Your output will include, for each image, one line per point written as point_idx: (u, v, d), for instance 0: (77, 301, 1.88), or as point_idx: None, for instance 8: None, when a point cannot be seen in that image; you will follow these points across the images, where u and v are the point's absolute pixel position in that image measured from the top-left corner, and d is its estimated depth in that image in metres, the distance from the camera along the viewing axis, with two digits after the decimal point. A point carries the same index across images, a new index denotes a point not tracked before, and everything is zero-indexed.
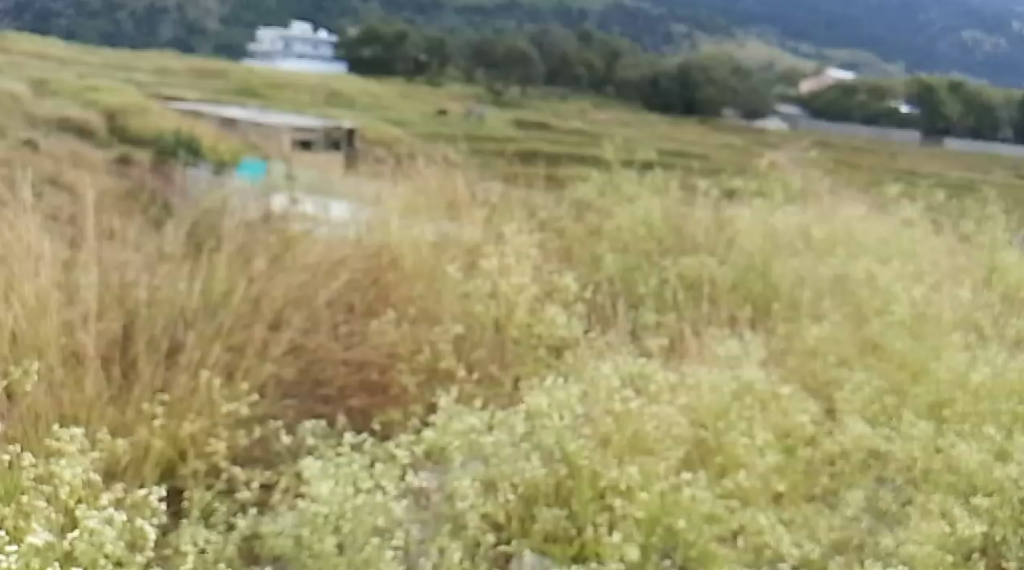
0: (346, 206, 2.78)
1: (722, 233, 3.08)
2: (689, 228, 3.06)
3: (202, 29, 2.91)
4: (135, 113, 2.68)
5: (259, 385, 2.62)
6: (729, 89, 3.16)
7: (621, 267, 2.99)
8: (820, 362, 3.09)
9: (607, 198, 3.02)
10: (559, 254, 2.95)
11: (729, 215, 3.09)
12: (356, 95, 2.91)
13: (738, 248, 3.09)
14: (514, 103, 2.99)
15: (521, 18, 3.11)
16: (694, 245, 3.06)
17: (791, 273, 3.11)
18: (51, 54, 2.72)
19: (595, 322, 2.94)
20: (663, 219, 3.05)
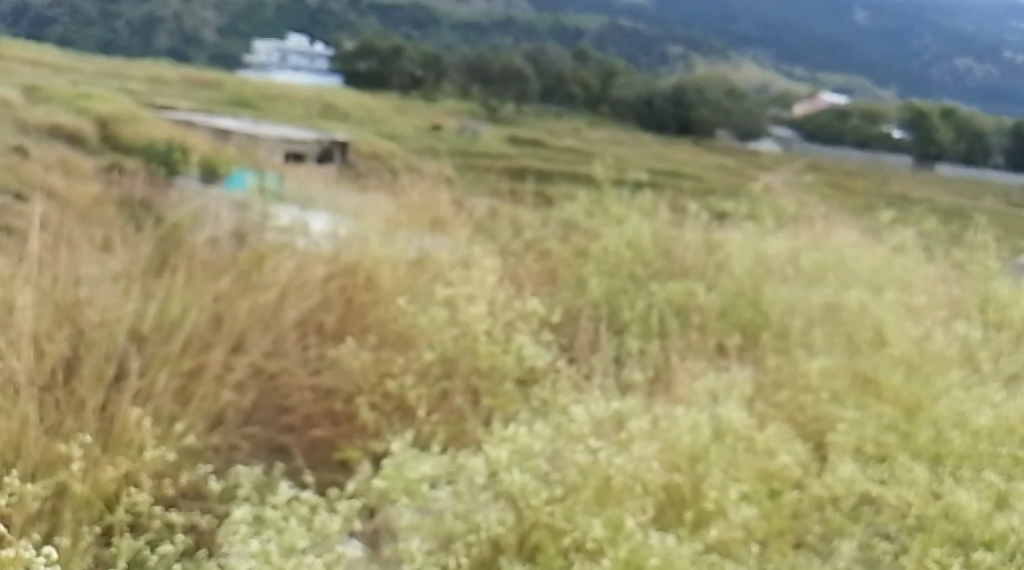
0: (327, 218, 2.72)
1: (713, 255, 3.02)
2: (678, 249, 3.01)
3: (198, 39, 2.92)
4: (128, 121, 2.66)
5: (214, 415, 2.40)
6: (723, 110, 3.16)
7: (606, 293, 2.89)
8: (811, 398, 2.86)
9: (595, 218, 2.97)
10: (543, 275, 2.87)
11: (720, 237, 3.05)
12: (350, 108, 2.89)
13: (728, 274, 3.00)
14: (509, 120, 2.97)
15: (517, 35, 3.14)
16: (683, 267, 2.99)
17: (779, 302, 3.01)
18: (44, 61, 2.71)
19: (573, 353, 2.80)
20: (653, 241, 2.99)
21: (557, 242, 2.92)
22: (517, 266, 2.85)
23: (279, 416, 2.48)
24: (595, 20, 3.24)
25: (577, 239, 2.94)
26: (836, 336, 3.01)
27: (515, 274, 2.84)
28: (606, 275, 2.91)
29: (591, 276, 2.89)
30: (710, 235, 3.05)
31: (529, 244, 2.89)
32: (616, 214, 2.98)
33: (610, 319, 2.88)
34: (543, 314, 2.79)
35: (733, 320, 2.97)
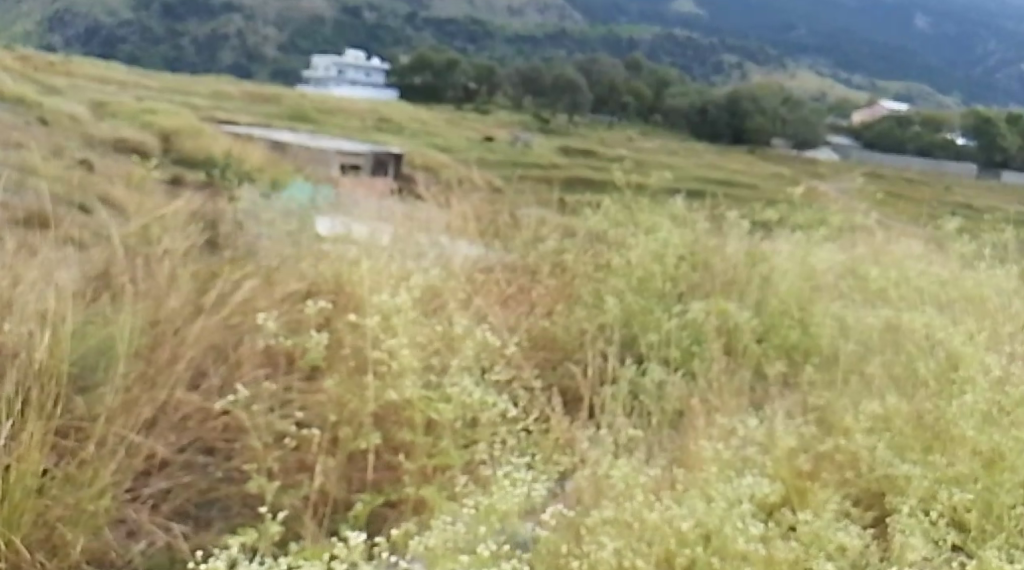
0: (362, 228, 2.79)
1: (757, 267, 2.97)
2: (720, 263, 2.97)
3: (260, 55, 3.01)
4: (190, 135, 2.77)
5: (86, 471, 2.09)
6: (779, 118, 3.14)
7: (630, 308, 2.77)
8: (861, 446, 2.30)
9: (631, 229, 2.93)
10: (559, 293, 2.86)
11: (760, 247, 3.02)
12: (404, 121, 2.94)
13: (773, 293, 2.89)
14: (561, 130, 2.99)
15: (570, 47, 3.18)
16: (725, 281, 2.96)
17: (823, 315, 2.83)
18: (112, 77, 2.83)
19: (567, 388, 2.64)
20: (695, 249, 2.95)
21: (576, 257, 2.90)
22: (526, 281, 2.86)
23: (223, 462, 2.32)
24: (649, 31, 3.28)
25: (598, 253, 2.92)
26: (900, 360, 2.71)
27: (526, 293, 2.84)
28: (626, 290, 2.79)
29: (619, 290, 2.79)
30: (753, 248, 3.02)
31: (547, 259, 2.90)
32: (647, 224, 2.93)
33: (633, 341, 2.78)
34: (552, 332, 2.74)
35: (777, 342, 2.81)
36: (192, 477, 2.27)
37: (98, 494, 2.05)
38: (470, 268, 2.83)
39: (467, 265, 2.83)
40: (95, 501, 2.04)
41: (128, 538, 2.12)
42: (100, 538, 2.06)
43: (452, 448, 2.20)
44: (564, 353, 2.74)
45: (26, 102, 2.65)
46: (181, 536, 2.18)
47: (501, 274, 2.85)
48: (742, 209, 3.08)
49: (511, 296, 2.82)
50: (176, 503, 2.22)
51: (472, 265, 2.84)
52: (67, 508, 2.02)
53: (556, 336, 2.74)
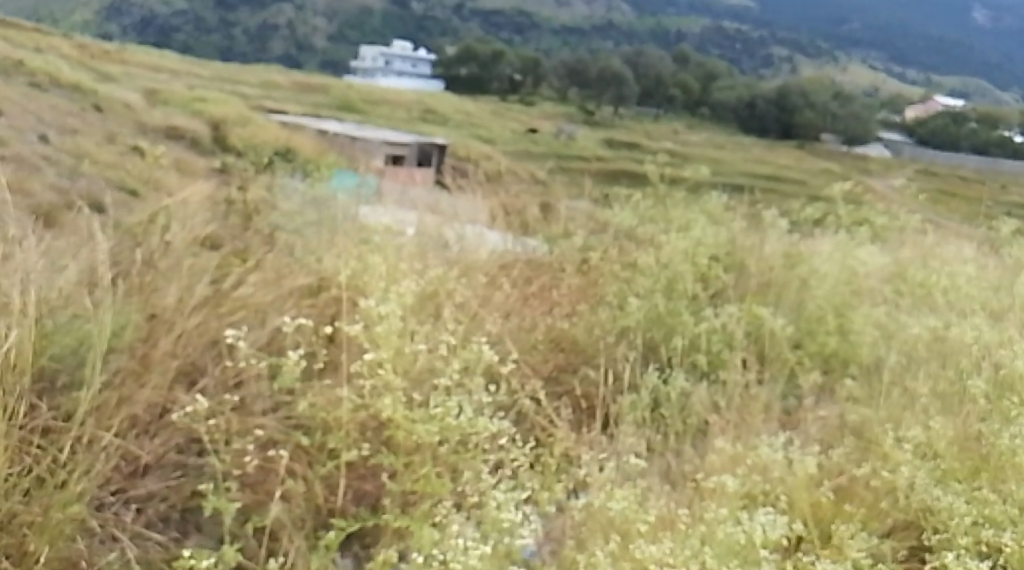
0: (392, 212, 2.75)
1: (796, 268, 2.84)
2: (753, 266, 2.85)
3: (309, 46, 3.06)
4: (238, 122, 2.81)
5: (71, 465, 1.88)
6: (829, 113, 3.10)
7: (653, 313, 2.63)
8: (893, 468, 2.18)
9: (664, 226, 2.85)
10: (577, 293, 2.69)
11: (797, 248, 2.91)
12: (449, 112, 2.96)
13: (811, 298, 2.74)
14: (606, 122, 2.99)
15: (618, 39, 3.19)
16: (760, 283, 2.83)
17: (864, 320, 2.69)
18: (163, 66, 2.91)
19: (581, 401, 2.47)
20: (730, 245, 2.86)
21: (602, 256, 2.78)
22: (546, 274, 2.74)
23: (201, 473, 2.07)
24: (698, 23, 3.27)
25: (622, 252, 2.80)
26: (945, 374, 2.53)
27: (549, 293, 2.69)
28: (654, 291, 2.67)
29: (648, 288, 2.67)
30: (789, 248, 2.91)
31: (571, 259, 2.77)
32: (680, 221, 2.86)
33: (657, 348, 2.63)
34: (571, 336, 2.59)
35: (815, 349, 2.67)
36: (180, 478, 2.05)
37: (69, 501, 1.82)
38: (491, 264, 2.70)
39: (489, 259, 2.71)
40: (63, 510, 1.81)
41: (100, 547, 1.90)
42: (69, 550, 1.82)
43: (433, 473, 1.95)
44: (582, 357, 2.58)
45: (82, 89, 2.73)
46: (156, 549, 1.95)
47: (521, 268, 2.73)
48: (782, 208, 3.01)
49: (531, 295, 2.66)
50: (161, 504, 2.01)
51: (497, 259, 2.72)
52: (34, 513, 1.79)
53: (574, 339, 2.59)
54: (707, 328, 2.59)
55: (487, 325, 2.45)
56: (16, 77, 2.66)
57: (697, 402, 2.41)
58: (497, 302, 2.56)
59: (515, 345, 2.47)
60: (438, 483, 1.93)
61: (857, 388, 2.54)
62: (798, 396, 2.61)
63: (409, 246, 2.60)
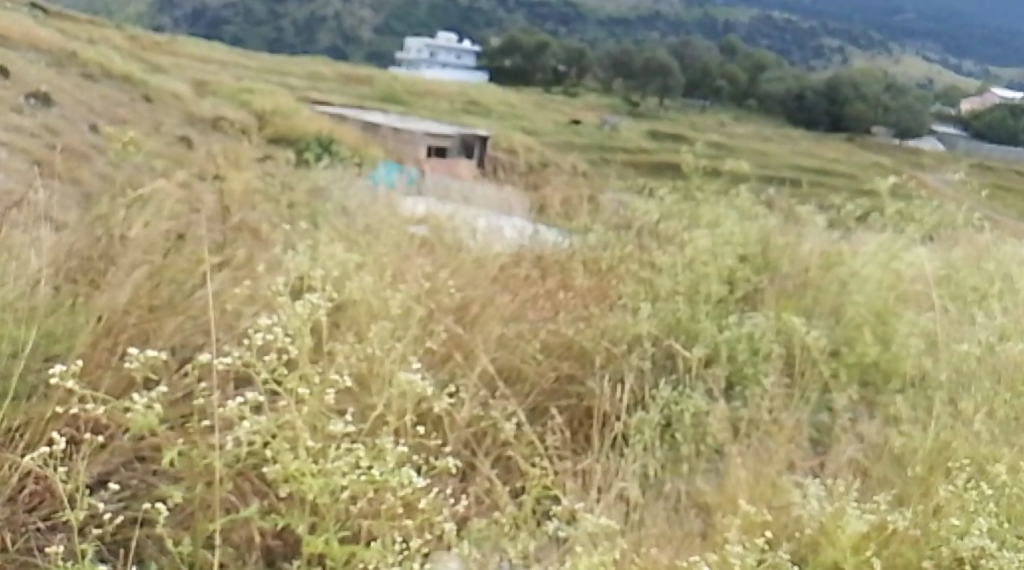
0: (420, 204, 2.61)
1: (833, 270, 2.55)
2: (787, 267, 2.55)
3: (355, 37, 3.24)
4: (284, 114, 2.87)
5: None
6: (881, 106, 3.04)
7: (670, 317, 2.24)
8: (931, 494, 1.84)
9: (691, 221, 2.56)
10: (592, 293, 2.31)
11: (838, 247, 2.61)
12: (493, 105, 3.00)
13: (850, 303, 2.44)
14: (650, 114, 2.98)
15: (664, 29, 3.33)
16: (797, 284, 2.52)
17: (906, 327, 2.37)
18: (213, 57, 3.03)
19: (581, 421, 2.01)
20: (763, 241, 2.58)
21: (620, 257, 2.42)
22: (561, 270, 2.39)
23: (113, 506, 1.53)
24: (748, 14, 3.35)
25: (639, 253, 2.44)
26: (1000, 395, 2.09)
27: (555, 297, 2.29)
28: (671, 296, 2.30)
29: (669, 287, 2.30)
30: (829, 246, 2.62)
31: (586, 258, 2.44)
32: (707, 218, 2.56)
33: (667, 363, 2.20)
34: (580, 342, 2.14)
35: (853, 359, 2.32)
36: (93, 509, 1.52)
37: None
38: (494, 257, 2.37)
39: (496, 256, 2.37)
40: None
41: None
42: None
43: (333, 536, 1.44)
44: (591, 369, 2.12)
45: (131, 80, 2.84)
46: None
47: (533, 269, 2.38)
48: (823, 204, 2.89)
49: (528, 298, 2.25)
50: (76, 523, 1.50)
51: (508, 255, 2.40)
52: None
53: (582, 347, 2.14)
54: (733, 337, 2.18)
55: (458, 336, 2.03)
56: (70, 69, 2.78)
57: (717, 423, 1.92)
58: (484, 301, 2.16)
59: (505, 359, 2.05)
60: (337, 548, 1.42)
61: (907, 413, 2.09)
62: (831, 413, 2.22)
63: (392, 233, 2.32)
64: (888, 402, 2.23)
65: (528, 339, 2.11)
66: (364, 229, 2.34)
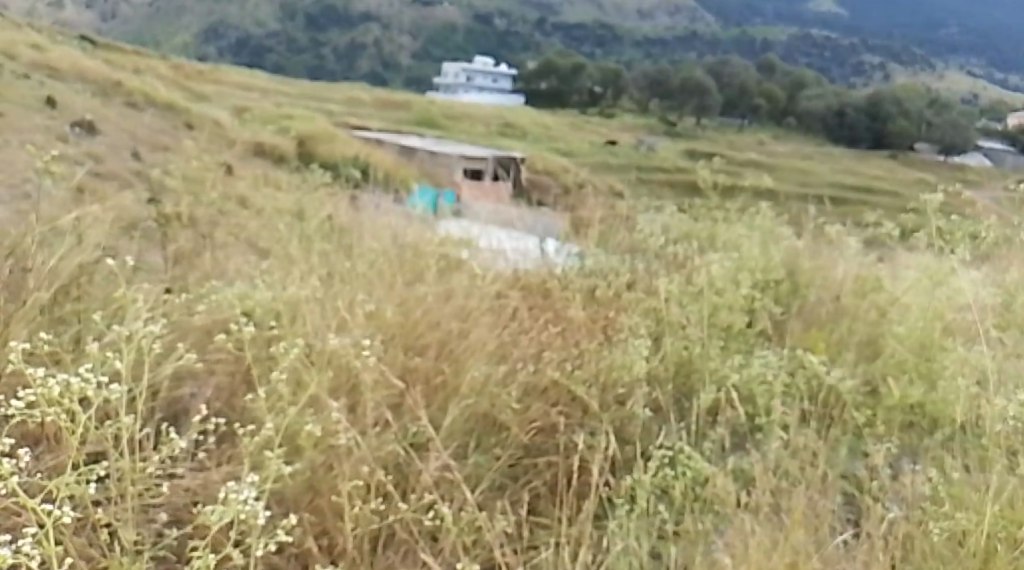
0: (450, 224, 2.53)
1: (869, 296, 2.23)
2: (818, 295, 2.25)
3: (421, 81, 3.80)
4: (326, 140, 2.99)
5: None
6: (921, 124, 3.07)
7: (675, 357, 1.86)
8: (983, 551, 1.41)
9: (705, 245, 2.37)
10: (586, 328, 1.92)
11: (874, 272, 2.32)
12: (528, 130, 3.14)
13: (891, 335, 2.02)
14: (685, 136, 3.08)
15: (701, 55, 3.60)
16: (832, 312, 2.20)
17: (953, 365, 1.88)
18: (258, 90, 3.18)
19: (567, 474, 1.60)
20: (795, 265, 2.36)
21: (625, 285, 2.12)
22: (547, 303, 2.05)
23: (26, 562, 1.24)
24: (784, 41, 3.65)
25: (641, 283, 2.16)
26: None
27: (540, 332, 1.89)
28: (684, 325, 1.95)
29: (681, 319, 1.96)
30: (865, 273, 2.32)
31: (579, 288, 2.13)
32: (723, 240, 2.38)
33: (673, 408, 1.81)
34: (564, 382, 1.74)
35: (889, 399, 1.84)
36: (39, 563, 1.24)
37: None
38: (471, 289, 2.00)
39: (502, 277, 2.15)
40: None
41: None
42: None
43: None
44: (586, 415, 1.72)
45: (174, 108, 2.99)
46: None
47: (521, 304, 2.02)
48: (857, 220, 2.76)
49: (509, 333, 1.86)
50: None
51: (504, 277, 2.15)
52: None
53: (567, 387, 1.74)
54: (745, 378, 1.77)
55: (421, 388, 1.69)
56: (116, 98, 2.97)
57: (724, 487, 1.45)
58: (453, 344, 1.78)
59: (475, 407, 1.64)
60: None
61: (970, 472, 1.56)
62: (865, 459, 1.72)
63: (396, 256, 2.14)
64: (937, 454, 1.73)
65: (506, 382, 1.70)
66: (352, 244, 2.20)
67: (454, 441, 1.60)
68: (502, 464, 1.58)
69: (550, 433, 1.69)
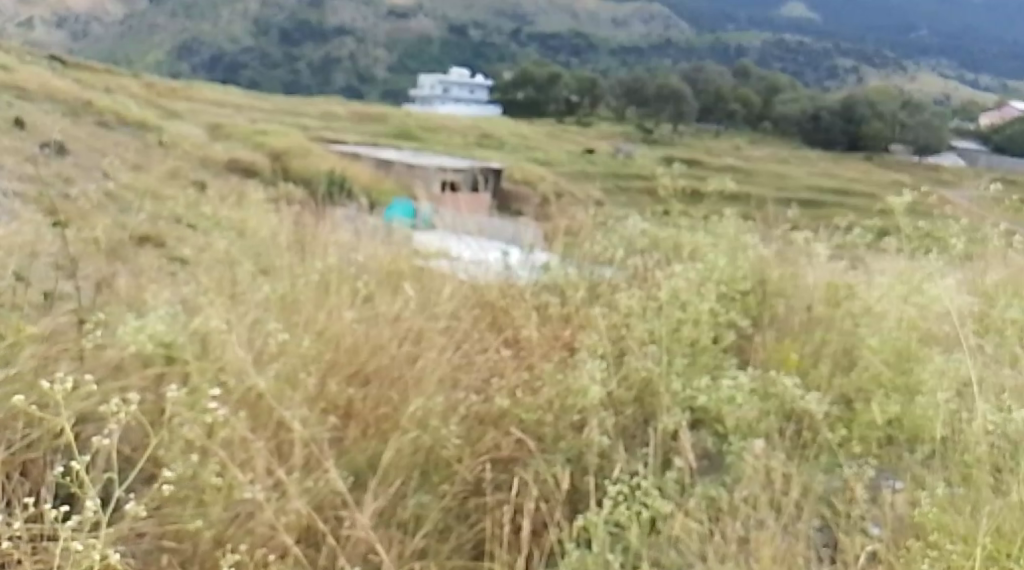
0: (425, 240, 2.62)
1: (842, 305, 2.29)
2: (789, 304, 2.30)
3: (371, 77, 3.26)
4: (298, 153, 2.95)
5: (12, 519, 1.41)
6: (898, 123, 3.01)
7: (635, 379, 1.90)
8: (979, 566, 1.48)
9: (673, 255, 2.31)
10: (549, 346, 1.99)
11: (847, 278, 2.36)
12: (505, 137, 3.01)
13: (866, 347, 2.09)
14: (665, 140, 2.97)
15: (676, 56, 3.29)
16: (803, 325, 2.28)
17: (934, 375, 1.95)
18: (228, 100, 3.10)
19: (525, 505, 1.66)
20: (777, 274, 2.36)
21: (596, 296, 2.20)
22: (504, 322, 2.10)
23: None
24: (757, 37, 3.37)
25: (605, 297, 2.17)
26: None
27: (489, 358, 1.94)
28: (646, 343, 1.98)
29: (645, 332, 1.99)
30: (837, 279, 2.36)
31: (533, 302, 2.15)
32: (688, 247, 2.31)
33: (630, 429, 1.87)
34: (512, 412, 1.78)
35: (870, 414, 1.95)
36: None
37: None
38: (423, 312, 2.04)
39: (456, 301, 2.12)
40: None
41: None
42: None
43: None
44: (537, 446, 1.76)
45: (147, 127, 2.95)
46: None
47: (471, 327, 2.06)
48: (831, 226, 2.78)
49: (458, 359, 1.90)
50: None
51: (461, 301, 2.12)
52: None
53: (516, 417, 1.78)
54: (714, 399, 1.83)
55: (362, 424, 1.72)
56: (86, 117, 2.91)
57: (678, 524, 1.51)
58: (399, 376, 1.81)
59: (421, 443, 1.67)
60: None
61: (951, 492, 1.65)
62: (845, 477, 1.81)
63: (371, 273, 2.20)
64: (916, 473, 1.83)
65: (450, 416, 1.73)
66: (333, 272, 2.11)
67: (394, 480, 1.63)
68: (446, 504, 1.62)
69: (500, 466, 1.74)
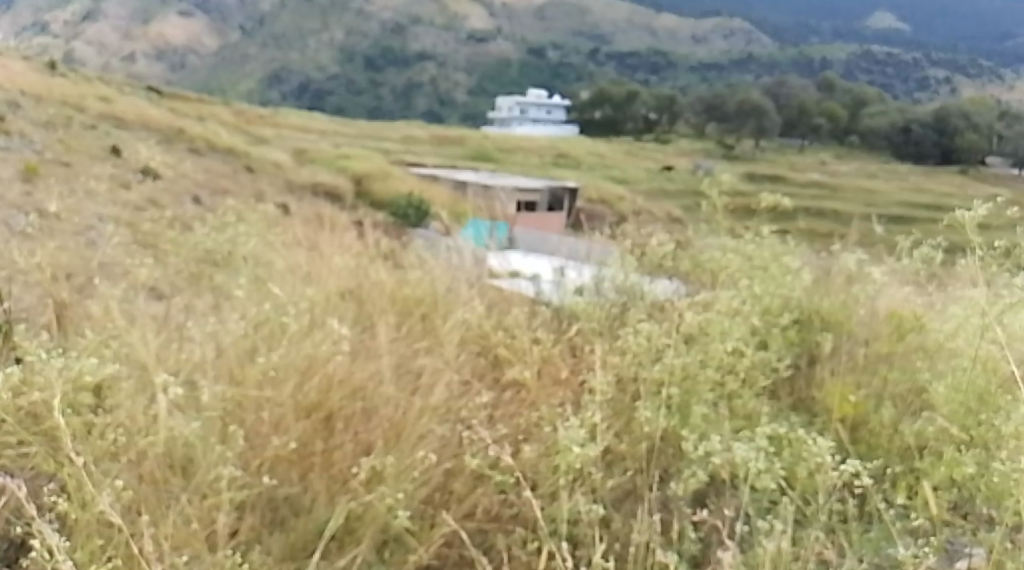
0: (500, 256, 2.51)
1: (906, 339, 2.14)
2: (849, 342, 2.15)
3: (451, 100, 3.34)
4: (379, 177, 2.93)
5: None
6: (994, 134, 2.90)
7: (643, 436, 1.76)
8: None
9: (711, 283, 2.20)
10: (571, 397, 1.92)
11: (912, 306, 2.21)
12: (583, 157, 2.99)
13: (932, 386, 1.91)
14: (747, 156, 2.91)
15: (759, 72, 3.33)
16: (867, 358, 2.12)
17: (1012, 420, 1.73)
18: (312, 125, 3.15)
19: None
20: (838, 307, 2.22)
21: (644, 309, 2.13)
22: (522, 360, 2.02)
23: None
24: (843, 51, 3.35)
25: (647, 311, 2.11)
26: None
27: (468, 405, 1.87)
28: (667, 384, 1.82)
29: (682, 367, 1.85)
30: (900, 306, 2.22)
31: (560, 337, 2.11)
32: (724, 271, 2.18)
33: (637, 490, 1.72)
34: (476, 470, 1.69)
35: (927, 465, 1.77)
36: None
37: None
38: (406, 354, 1.98)
39: (462, 331, 2.07)
40: None
41: None
42: None
43: None
44: (509, 507, 1.68)
45: (236, 152, 2.95)
46: None
47: (464, 367, 1.99)
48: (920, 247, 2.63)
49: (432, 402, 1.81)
50: None
51: (466, 332, 2.08)
52: None
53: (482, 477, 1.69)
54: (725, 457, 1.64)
55: (322, 476, 1.64)
56: (178, 145, 2.97)
57: None
58: (372, 422, 1.74)
59: (367, 511, 1.57)
60: None
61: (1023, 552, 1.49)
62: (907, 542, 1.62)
63: (376, 306, 2.15)
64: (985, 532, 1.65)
65: (411, 478, 1.62)
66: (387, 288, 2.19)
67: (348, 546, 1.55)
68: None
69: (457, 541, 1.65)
